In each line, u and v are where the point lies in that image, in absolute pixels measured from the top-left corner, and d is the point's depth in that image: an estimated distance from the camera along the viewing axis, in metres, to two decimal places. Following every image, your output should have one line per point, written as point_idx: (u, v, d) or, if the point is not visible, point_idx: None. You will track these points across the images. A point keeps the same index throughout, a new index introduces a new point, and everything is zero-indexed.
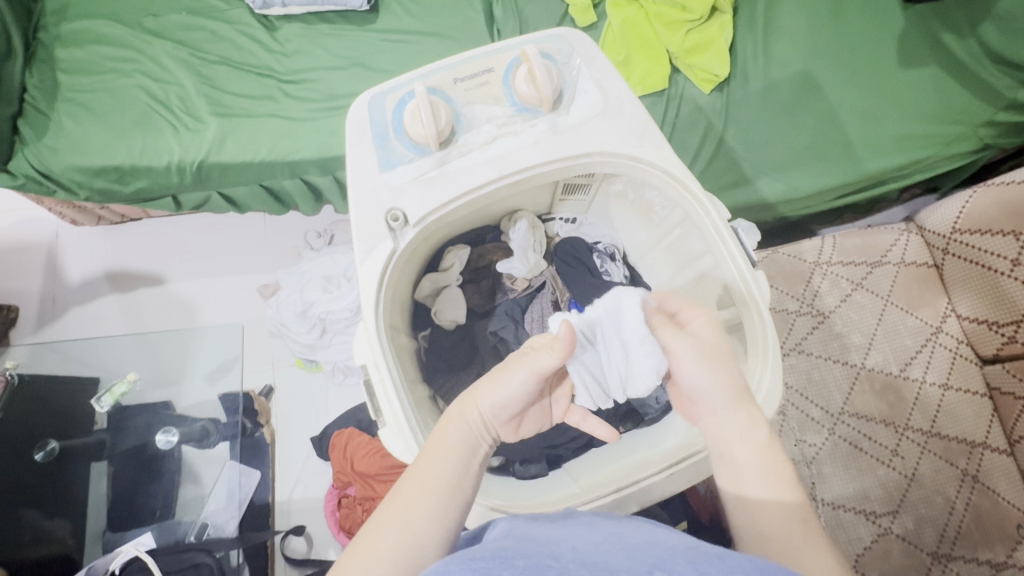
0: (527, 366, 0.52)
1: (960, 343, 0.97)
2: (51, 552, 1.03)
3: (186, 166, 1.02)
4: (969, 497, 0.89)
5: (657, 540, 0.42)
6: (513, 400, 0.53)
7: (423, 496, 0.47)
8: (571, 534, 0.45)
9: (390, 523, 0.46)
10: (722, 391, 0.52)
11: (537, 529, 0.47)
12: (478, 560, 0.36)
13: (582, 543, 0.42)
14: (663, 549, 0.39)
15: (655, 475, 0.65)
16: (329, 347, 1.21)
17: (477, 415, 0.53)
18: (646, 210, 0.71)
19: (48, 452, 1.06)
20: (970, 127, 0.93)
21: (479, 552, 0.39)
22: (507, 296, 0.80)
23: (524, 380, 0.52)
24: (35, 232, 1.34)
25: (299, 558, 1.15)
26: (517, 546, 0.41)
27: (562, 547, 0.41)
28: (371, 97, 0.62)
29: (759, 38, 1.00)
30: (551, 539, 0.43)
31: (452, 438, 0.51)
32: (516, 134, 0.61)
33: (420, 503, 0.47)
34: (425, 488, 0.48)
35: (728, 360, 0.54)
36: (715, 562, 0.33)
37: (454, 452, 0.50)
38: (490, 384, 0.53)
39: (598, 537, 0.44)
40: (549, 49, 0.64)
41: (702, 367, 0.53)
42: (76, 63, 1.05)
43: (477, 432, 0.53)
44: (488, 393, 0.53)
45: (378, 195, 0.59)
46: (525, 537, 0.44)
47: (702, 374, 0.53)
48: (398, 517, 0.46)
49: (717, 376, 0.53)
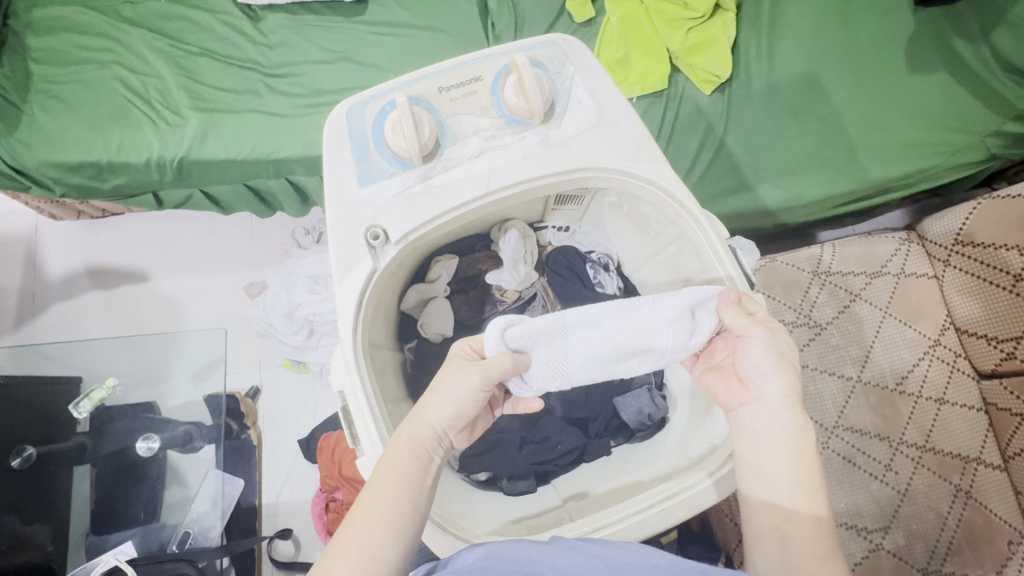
0: (482, 369, 0.51)
1: (958, 357, 0.95)
2: (32, 559, 1.02)
3: (166, 163, 0.98)
4: (961, 512, 0.88)
5: (641, 553, 0.40)
6: (468, 407, 0.51)
7: (378, 519, 0.46)
8: (553, 552, 0.42)
9: (345, 550, 0.44)
10: (788, 395, 0.51)
11: (520, 545, 0.43)
12: None
13: (567, 561, 0.40)
14: (644, 567, 0.37)
15: (642, 511, 0.59)
16: (317, 349, 1.18)
17: (430, 428, 0.51)
18: (642, 224, 0.68)
19: (25, 459, 1.03)
20: (976, 137, 0.90)
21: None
22: (497, 309, 0.77)
23: (479, 385, 0.50)
24: (13, 225, 1.29)
25: (285, 562, 1.14)
26: (497, 568, 0.39)
27: (544, 568, 0.38)
28: (351, 105, 0.59)
29: (763, 38, 0.97)
30: (534, 556, 0.41)
31: (404, 454, 0.49)
32: (504, 147, 0.58)
33: (374, 524, 0.46)
34: (380, 511, 0.46)
35: (796, 370, 0.52)
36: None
37: (408, 468, 0.49)
38: (441, 396, 0.51)
39: (582, 555, 0.41)
40: (540, 57, 0.61)
41: (770, 370, 0.51)
42: (49, 52, 1.00)
43: (431, 443, 0.51)
44: (443, 402, 0.51)
45: (357, 210, 0.56)
46: (508, 554, 0.42)
47: (768, 376, 0.51)
48: (355, 543, 0.45)
49: (782, 385, 0.51)
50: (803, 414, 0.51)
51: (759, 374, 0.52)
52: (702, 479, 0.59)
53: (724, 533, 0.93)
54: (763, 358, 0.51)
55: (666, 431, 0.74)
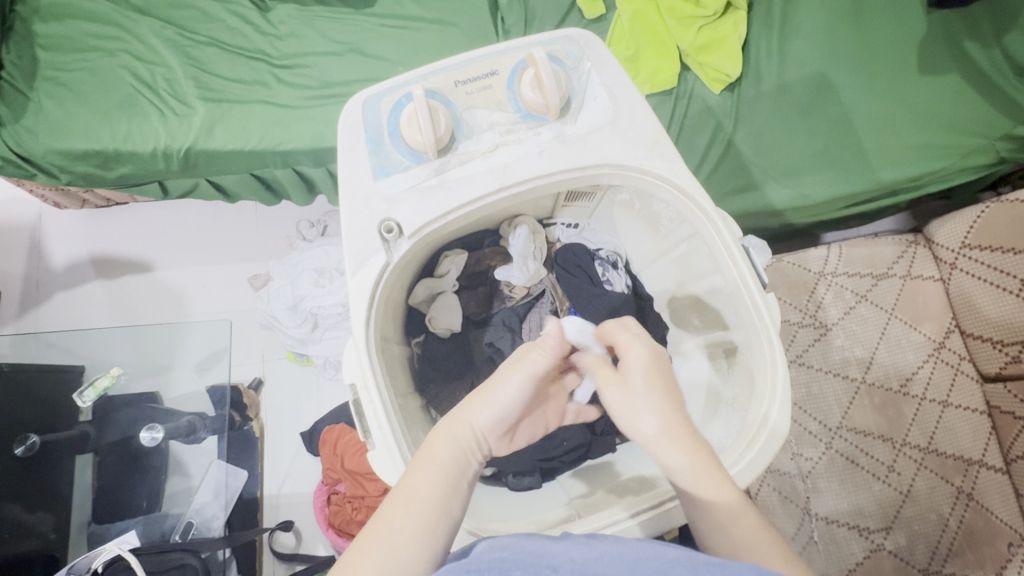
0: (527, 372, 0.51)
1: (962, 360, 0.95)
2: (32, 548, 1.01)
3: (173, 153, 0.98)
4: (963, 514, 0.88)
5: (655, 549, 0.39)
6: (513, 411, 0.51)
7: (409, 517, 0.43)
8: (566, 547, 0.41)
9: (372, 546, 0.41)
10: (664, 425, 0.50)
11: (534, 540, 0.43)
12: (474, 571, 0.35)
13: (580, 554, 0.39)
14: (661, 559, 0.37)
15: (652, 510, 0.59)
16: (321, 342, 1.17)
17: (470, 431, 0.50)
18: (652, 221, 0.68)
19: (28, 447, 1.02)
20: (986, 140, 0.91)
21: (473, 566, 0.37)
22: (505, 304, 0.78)
23: (522, 386, 0.51)
24: (16, 213, 1.29)
25: (287, 553, 1.14)
26: (514, 558, 0.39)
27: (560, 559, 0.38)
28: (366, 97, 0.59)
29: (774, 37, 0.96)
30: (548, 550, 0.40)
31: (444, 455, 0.48)
32: (520, 142, 0.58)
33: (403, 522, 0.43)
34: (411, 509, 0.44)
35: (660, 390, 0.51)
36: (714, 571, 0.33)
37: (447, 468, 0.47)
38: (483, 399, 0.51)
39: (595, 550, 0.40)
40: (557, 52, 0.61)
41: (641, 412, 0.51)
42: (55, 39, 1.00)
43: (472, 448, 0.49)
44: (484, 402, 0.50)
45: (371, 204, 0.56)
46: (522, 548, 0.41)
47: (640, 416, 0.50)
48: (384, 541, 0.41)
49: (650, 413, 0.50)
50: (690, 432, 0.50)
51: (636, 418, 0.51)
52: None
53: None
54: (628, 405, 0.51)
55: None
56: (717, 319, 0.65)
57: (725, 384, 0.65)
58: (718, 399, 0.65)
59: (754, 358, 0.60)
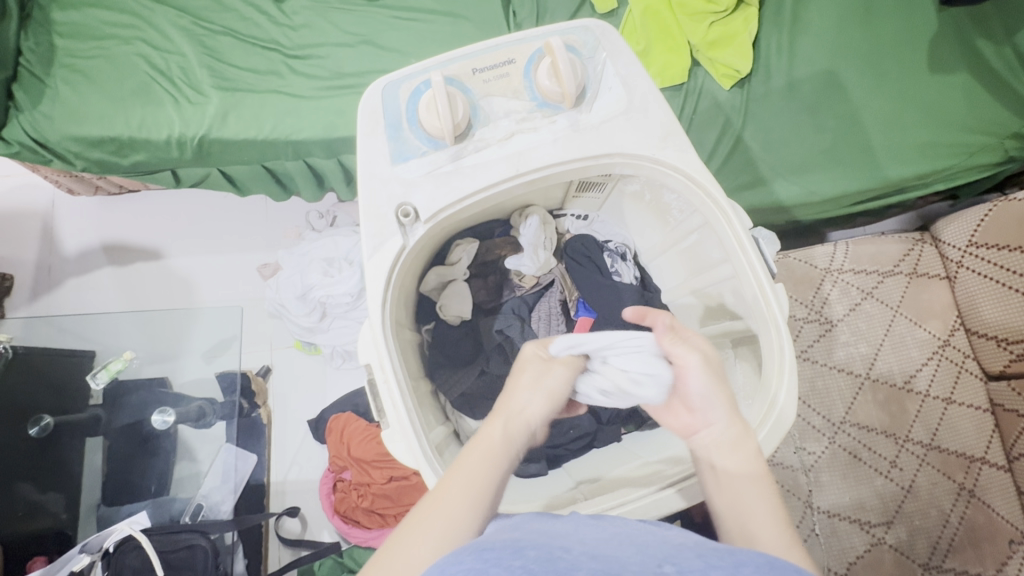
0: (566, 365, 0.54)
1: (966, 358, 0.95)
2: (45, 527, 1.04)
3: (186, 141, 0.99)
4: (964, 510, 0.89)
5: (664, 535, 0.38)
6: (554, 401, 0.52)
7: (461, 495, 0.42)
8: (577, 529, 0.41)
9: (426, 525, 0.41)
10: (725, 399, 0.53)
11: (545, 520, 0.43)
12: (489, 550, 0.33)
13: (591, 536, 0.39)
14: (672, 543, 0.36)
15: (660, 491, 0.60)
16: (329, 331, 1.19)
17: (523, 421, 0.49)
18: (663, 212, 0.69)
19: (42, 428, 1.05)
20: (996, 139, 0.91)
21: (487, 542, 0.35)
22: (514, 294, 0.79)
23: (567, 378, 0.54)
24: (30, 199, 1.30)
25: (293, 539, 1.16)
26: (524, 537, 0.38)
27: (572, 540, 0.37)
28: (384, 84, 0.60)
29: (784, 34, 0.96)
30: (560, 531, 0.40)
31: (492, 434, 0.47)
32: (535, 131, 0.59)
33: (456, 496, 0.42)
34: (462, 488, 0.43)
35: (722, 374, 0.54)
36: (724, 556, 0.31)
37: (496, 441, 0.47)
38: (533, 385, 0.51)
39: (606, 532, 0.40)
40: (573, 42, 0.61)
41: (709, 390, 0.53)
42: (74, 27, 1.01)
43: (522, 432, 0.48)
44: (529, 386, 0.51)
45: (389, 187, 0.57)
46: (536, 528, 0.41)
47: (709, 399, 0.53)
48: (437, 519, 0.41)
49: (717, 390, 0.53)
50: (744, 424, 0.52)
51: (699, 394, 0.53)
52: None
53: None
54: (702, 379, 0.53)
55: None
56: (724, 310, 0.66)
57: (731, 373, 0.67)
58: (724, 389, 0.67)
59: (760, 346, 0.61)
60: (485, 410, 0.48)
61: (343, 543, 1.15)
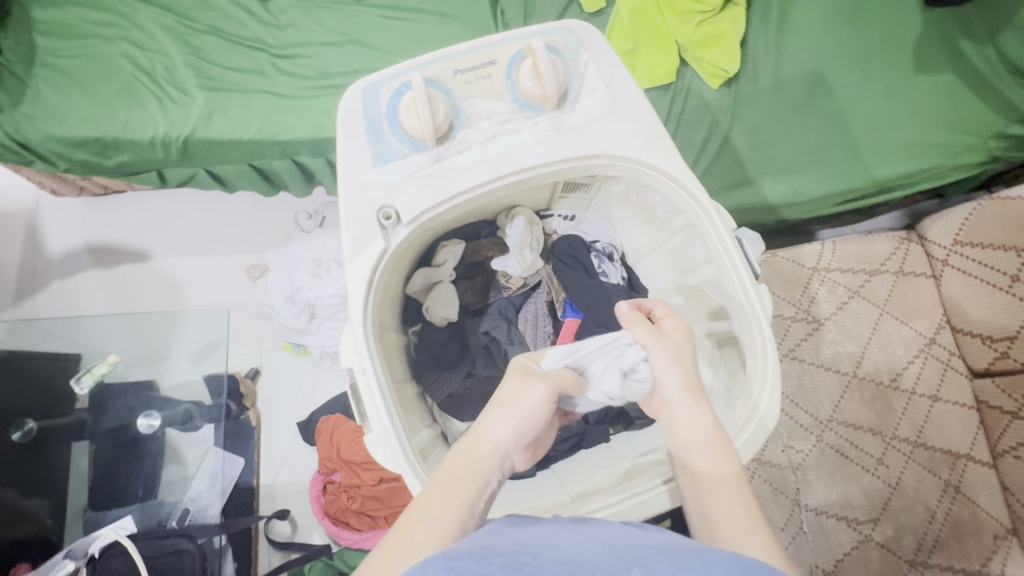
0: (547, 380, 0.51)
1: (952, 356, 0.96)
2: (30, 533, 1.03)
3: (171, 141, 0.97)
4: (949, 506, 0.90)
5: (638, 537, 0.38)
6: (531, 427, 0.49)
7: (423, 533, 0.41)
8: (553, 533, 0.41)
9: (385, 563, 0.39)
10: (684, 384, 0.53)
11: (522, 525, 0.43)
12: (456, 558, 0.32)
13: (566, 540, 0.39)
14: (643, 545, 0.36)
15: (643, 493, 0.60)
16: (318, 332, 1.18)
17: (492, 447, 0.47)
18: (649, 213, 0.69)
19: (25, 432, 1.05)
20: (979, 138, 0.91)
21: (456, 549, 0.35)
22: (501, 294, 0.79)
23: (546, 397, 0.50)
24: (13, 200, 1.28)
25: (282, 541, 1.15)
26: (497, 542, 0.38)
27: (543, 545, 0.37)
28: (366, 86, 0.59)
29: (771, 34, 0.97)
30: (534, 535, 0.40)
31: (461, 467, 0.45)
32: (517, 132, 0.59)
33: (418, 534, 0.41)
34: (426, 526, 0.41)
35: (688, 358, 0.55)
36: (693, 557, 0.31)
37: (464, 475, 0.45)
38: (510, 407, 0.49)
39: (581, 536, 0.40)
40: (556, 42, 0.61)
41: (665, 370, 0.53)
42: (55, 26, 1.00)
43: (491, 465, 0.46)
44: (504, 410, 0.48)
45: (370, 190, 0.56)
46: (510, 533, 0.41)
47: (664, 375, 0.53)
48: (395, 558, 0.39)
49: (676, 371, 0.53)
50: (705, 407, 0.52)
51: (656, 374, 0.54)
52: None
53: None
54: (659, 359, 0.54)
55: None
56: (709, 311, 0.67)
57: (716, 373, 0.67)
58: (710, 390, 0.67)
59: (745, 347, 0.61)
60: (454, 439, 0.46)
61: (333, 545, 1.14)
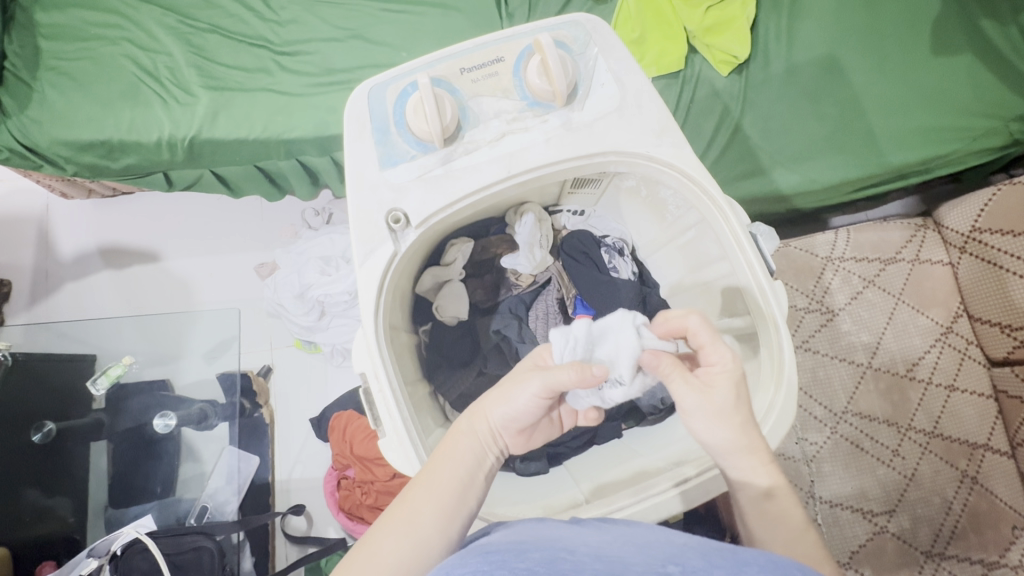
0: (543, 379, 0.49)
1: (969, 344, 0.95)
2: (53, 530, 1.06)
3: (177, 142, 0.97)
4: (967, 497, 0.89)
5: (668, 537, 0.38)
6: (525, 414, 0.50)
7: (425, 501, 0.46)
8: (575, 532, 0.41)
9: (394, 525, 0.45)
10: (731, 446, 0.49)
11: (544, 524, 0.43)
12: (494, 553, 0.34)
13: (594, 537, 0.39)
14: (672, 544, 0.36)
15: (658, 495, 0.60)
16: (328, 329, 1.18)
17: (487, 427, 0.50)
18: (660, 208, 0.68)
19: (45, 434, 1.06)
20: (1001, 121, 0.89)
21: (493, 547, 0.36)
22: (512, 292, 0.78)
23: (538, 392, 0.49)
24: (24, 203, 1.29)
25: (299, 536, 1.17)
26: (530, 539, 0.38)
27: (574, 542, 0.38)
28: (371, 87, 0.59)
29: (783, 18, 0.94)
30: (560, 533, 0.40)
31: (460, 445, 0.49)
32: (526, 131, 0.58)
33: (420, 501, 0.46)
34: (428, 495, 0.46)
35: (742, 414, 0.49)
36: (726, 556, 0.31)
37: (462, 451, 0.49)
38: (500, 396, 0.50)
39: (606, 535, 0.40)
40: (563, 38, 0.60)
41: (712, 424, 0.49)
42: (57, 29, 0.99)
43: (487, 443, 0.50)
44: (499, 401, 0.50)
45: (379, 193, 0.56)
46: (541, 531, 0.41)
47: (713, 432, 0.49)
48: (400, 520, 0.45)
49: (723, 428, 0.49)
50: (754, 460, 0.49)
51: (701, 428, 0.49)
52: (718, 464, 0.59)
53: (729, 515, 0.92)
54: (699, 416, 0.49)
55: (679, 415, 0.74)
56: (720, 309, 0.66)
57: None
58: None
59: (762, 347, 0.60)
60: (454, 422, 0.50)
61: (349, 539, 1.16)
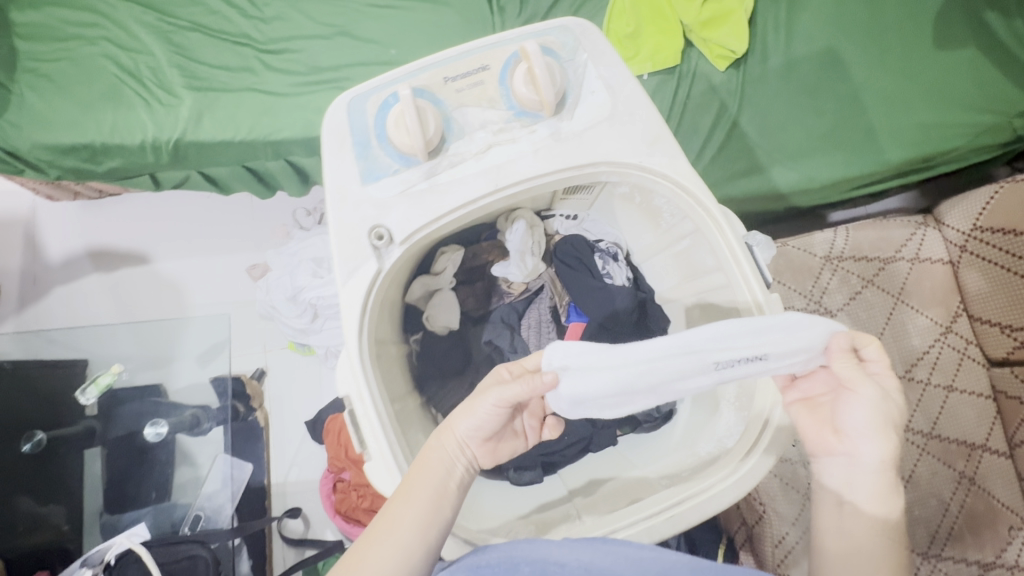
0: (497, 391, 0.49)
1: (969, 344, 0.93)
2: (48, 539, 1.06)
3: (161, 145, 0.95)
4: (964, 498, 0.88)
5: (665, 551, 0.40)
6: (489, 423, 0.50)
7: (403, 515, 0.46)
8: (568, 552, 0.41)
9: (377, 539, 0.45)
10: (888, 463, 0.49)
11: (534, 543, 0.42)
12: (485, 567, 0.38)
13: (586, 554, 0.39)
14: (663, 560, 0.38)
15: (649, 518, 0.58)
16: (321, 331, 1.16)
17: (454, 439, 0.50)
18: (654, 215, 0.67)
19: (35, 443, 1.06)
20: (1003, 117, 0.87)
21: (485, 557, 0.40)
22: (504, 300, 0.77)
23: (495, 403, 0.49)
24: (9, 205, 1.27)
25: (296, 539, 1.16)
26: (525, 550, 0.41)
27: (568, 555, 0.39)
28: (352, 98, 0.57)
29: (782, 12, 0.92)
30: (554, 551, 0.40)
31: (432, 458, 0.49)
32: (514, 142, 0.56)
33: (400, 515, 0.46)
34: (406, 509, 0.46)
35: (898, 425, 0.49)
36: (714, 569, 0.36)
37: (434, 462, 0.49)
38: (464, 409, 0.50)
39: (599, 553, 0.40)
40: (551, 43, 0.58)
41: (873, 434, 0.49)
42: (34, 28, 0.96)
43: (458, 454, 0.50)
44: (465, 414, 0.50)
45: (361, 209, 0.54)
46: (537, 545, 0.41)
47: (868, 438, 0.49)
48: (382, 535, 0.45)
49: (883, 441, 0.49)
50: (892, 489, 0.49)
51: (859, 433, 0.49)
52: (721, 479, 0.59)
53: (727, 518, 0.98)
54: (865, 419, 0.49)
55: (673, 423, 0.73)
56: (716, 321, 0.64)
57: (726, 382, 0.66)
58: (718, 400, 0.68)
59: None
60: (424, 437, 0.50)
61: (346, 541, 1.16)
